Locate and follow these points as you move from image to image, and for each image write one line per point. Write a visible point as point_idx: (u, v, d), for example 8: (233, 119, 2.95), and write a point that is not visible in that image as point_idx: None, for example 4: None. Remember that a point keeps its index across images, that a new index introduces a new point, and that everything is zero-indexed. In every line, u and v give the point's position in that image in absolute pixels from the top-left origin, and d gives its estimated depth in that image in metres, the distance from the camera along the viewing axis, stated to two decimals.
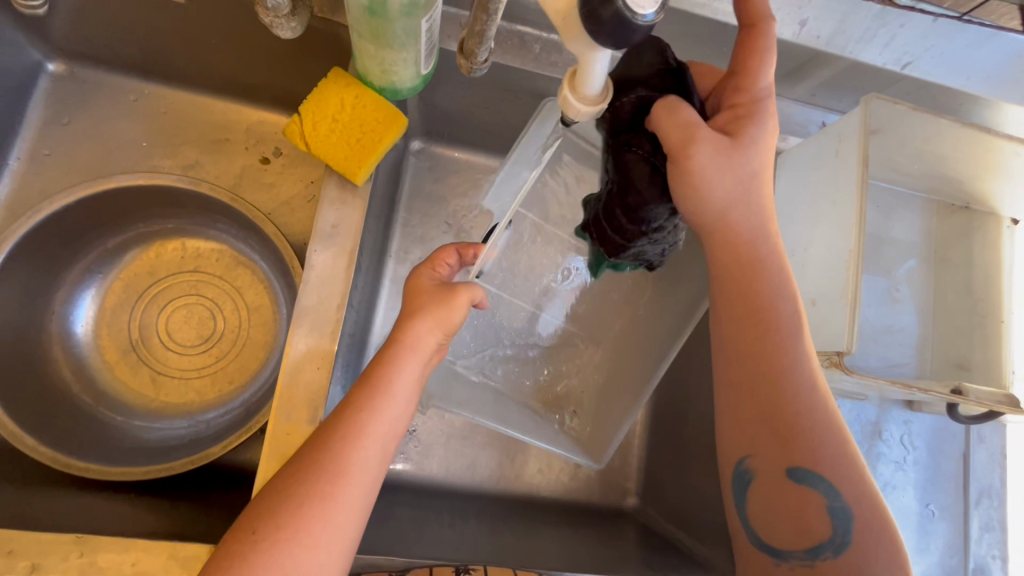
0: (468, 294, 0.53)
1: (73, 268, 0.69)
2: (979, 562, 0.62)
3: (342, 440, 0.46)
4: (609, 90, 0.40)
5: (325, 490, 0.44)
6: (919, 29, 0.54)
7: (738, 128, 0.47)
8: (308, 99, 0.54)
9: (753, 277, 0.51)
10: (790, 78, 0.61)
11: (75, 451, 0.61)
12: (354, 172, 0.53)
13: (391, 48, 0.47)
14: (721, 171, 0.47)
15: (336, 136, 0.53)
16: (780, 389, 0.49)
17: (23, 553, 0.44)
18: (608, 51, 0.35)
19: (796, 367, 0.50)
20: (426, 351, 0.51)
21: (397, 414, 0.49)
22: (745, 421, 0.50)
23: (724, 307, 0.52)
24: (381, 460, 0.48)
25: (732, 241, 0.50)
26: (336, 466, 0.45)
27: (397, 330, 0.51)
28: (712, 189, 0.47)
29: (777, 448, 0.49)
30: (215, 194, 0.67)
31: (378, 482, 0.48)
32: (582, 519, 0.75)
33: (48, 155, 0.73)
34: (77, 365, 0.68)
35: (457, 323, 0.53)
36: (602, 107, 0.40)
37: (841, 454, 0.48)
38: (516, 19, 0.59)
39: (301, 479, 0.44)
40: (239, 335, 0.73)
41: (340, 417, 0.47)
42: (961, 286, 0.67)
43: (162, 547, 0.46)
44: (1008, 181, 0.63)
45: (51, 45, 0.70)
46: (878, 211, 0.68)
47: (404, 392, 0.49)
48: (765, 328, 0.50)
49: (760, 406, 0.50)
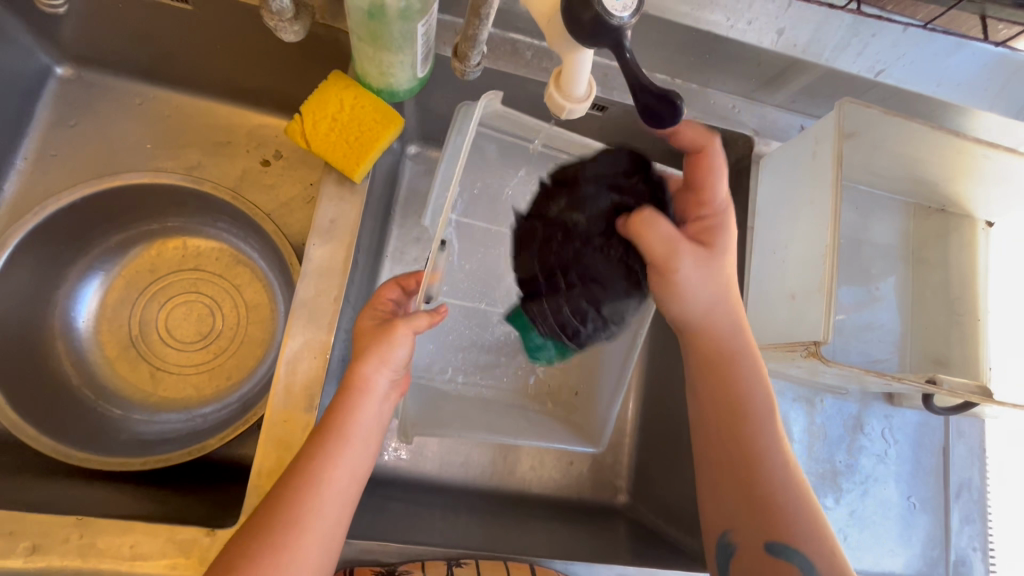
0: (404, 331, 0.52)
1: (77, 263, 0.70)
2: (960, 554, 0.64)
3: (299, 482, 0.48)
4: (593, 88, 0.42)
5: (280, 539, 0.46)
6: (891, 38, 0.58)
7: (708, 239, 0.55)
8: (309, 100, 0.56)
9: (729, 367, 0.56)
10: (771, 85, 0.64)
11: (74, 442, 0.62)
12: (353, 169, 0.55)
13: (389, 50, 0.49)
14: (700, 278, 0.54)
15: (335, 135, 0.55)
16: (756, 467, 0.53)
17: (24, 534, 0.45)
18: (589, 51, 0.37)
19: (770, 444, 0.54)
20: (379, 391, 0.53)
21: (355, 453, 0.51)
22: (725, 502, 0.53)
23: (705, 394, 0.57)
24: (340, 504, 0.49)
25: (706, 334, 0.56)
26: (291, 516, 0.47)
27: (348, 374, 0.52)
28: (696, 296, 0.55)
29: (753, 524, 0.51)
30: (217, 192, 0.69)
31: (339, 524, 0.49)
32: (573, 515, 0.76)
33: (54, 155, 0.75)
34: (78, 359, 0.69)
35: (403, 359, 0.53)
36: (587, 104, 0.42)
37: (816, 525, 0.50)
38: (509, 27, 0.61)
39: (259, 525, 0.46)
40: (237, 332, 0.75)
41: (294, 467, 0.49)
42: (939, 284, 0.69)
43: (161, 529, 0.47)
44: (979, 184, 0.65)
45: (61, 50, 0.72)
46: (858, 213, 0.70)
47: (360, 434, 0.51)
48: (740, 411, 0.55)
49: (731, 482, 0.54)
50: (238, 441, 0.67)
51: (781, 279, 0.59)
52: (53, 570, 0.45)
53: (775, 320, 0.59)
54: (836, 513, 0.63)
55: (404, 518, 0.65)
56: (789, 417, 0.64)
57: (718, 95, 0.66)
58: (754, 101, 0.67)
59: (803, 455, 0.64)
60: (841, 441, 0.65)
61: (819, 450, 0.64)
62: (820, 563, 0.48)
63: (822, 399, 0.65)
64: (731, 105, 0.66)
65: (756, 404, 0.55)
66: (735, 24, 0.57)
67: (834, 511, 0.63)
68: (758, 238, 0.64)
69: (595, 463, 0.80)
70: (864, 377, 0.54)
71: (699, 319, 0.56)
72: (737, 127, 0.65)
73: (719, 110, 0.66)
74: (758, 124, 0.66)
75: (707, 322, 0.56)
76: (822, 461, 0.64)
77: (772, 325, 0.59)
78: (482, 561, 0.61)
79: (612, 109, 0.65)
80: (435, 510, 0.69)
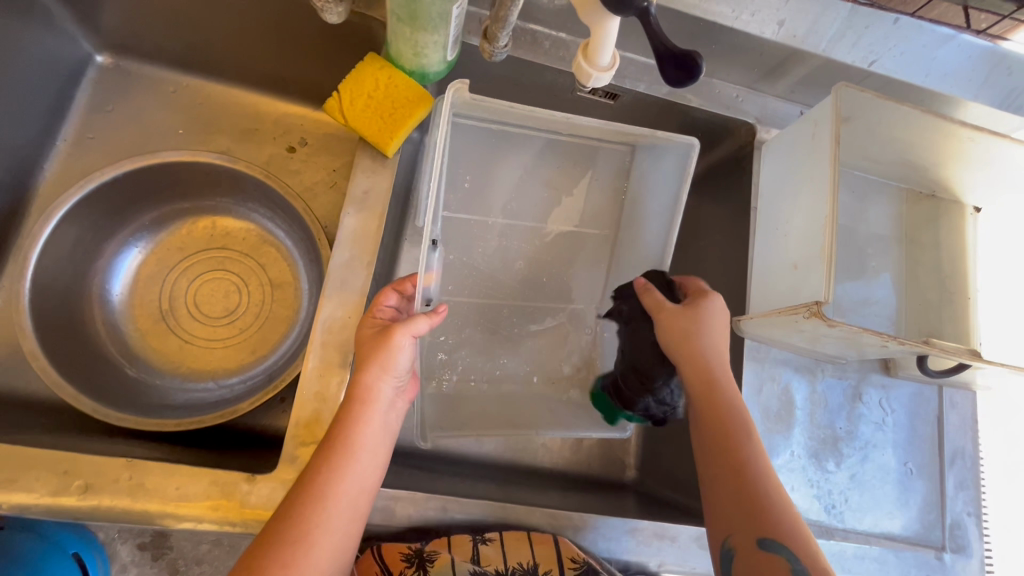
0: (402, 336, 0.53)
1: (115, 238, 0.74)
2: (955, 517, 0.66)
3: (309, 496, 0.49)
4: (616, 60, 0.50)
5: (291, 553, 0.47)
6: (882, 30, 0.62)
7: (695, 301, 0.61)
8: (347, 79, 0.61)
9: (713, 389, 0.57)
10: (772, 75, 0.69)
11: (112, 403, 0.65)
12: (386, 144, 0.59)
13: (426, 31, 0.54)
14: (677, 328, 0.60)
15: (370, 111, 0.60)
16: (744, 473, 0.54)
17: (78, 473, 0.49)
18: (616, 23, 0.45)
19: (754, 456, 0.55)
20: (383, 400, 0.54)
21: (363, 465, 0.52)
22: (717, 508, 0.54)
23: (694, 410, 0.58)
24: (350, 519, 0.51)
25: (689, 360, 0.59)
26: (298, 532, 0.48)
27: (351, 385, 0.53)
28: (686, 340, 0.59)
29: (743, 526, 0.52)
30: (250, 171, 0.73)
31: (349, 534, 0.50)
32: (583, 485, 0.78)
33: (92, 138, 0.79)
34: (113, 329, 0.73)
35: (404, 366, 0.55)
36: (611, 73, 0.50)
37: (800, 526, 0.51)
38: (529, 18, 0.65)
39: (271, 539, 0.47)
40: (262, 309, 0.78)
41: (303, 481, 0.50)
42: (931, 264, 0.74)
43: (205, 473, 0.51)
44: (966, 169, 0.70)
45: (101, 39, 0.77)
46: (855, 197, 0.74)
47: (367, 448, 0.52)
48: (726, 423, 0.56)
49: (720, 493, 0.54)
50: (263, 409, 0.70)
51: (785, 251, 0.63)
52: (103, 507, 0.49)
53: (780, 289, 0.63)
54: (838, 476, 0.66)
55: (424, 479, 0.68)
56: (792, 385, 0.68)
57: (723, 86, 0.71)
58: (756, 92, 0.72)
59: (805, 422, 0.67)
60: (841, 409, 0.69)
61: (820, 417, 0.68)
62: (811, 564, 0.48)
63: (822, 369, 0.69)
64: (734, 94, 0.71)
65: (741, 419, 0.56)
66: (739, 16, 0.62)
67: (836, 475, 0.66)
68: (762, 217, 0.68)
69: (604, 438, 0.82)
70: (864, 338, 0.57)
71: (681, 355, 0.60)
72: (738, 116, 0.70)
73: (724, 99, 0.71)
74: (760, 112, 0.71)
75: (688, 357, 0.59)
76: (823, 427, 0.67)
77: (777, 294, 0.63)
78: (505, 533, 0.59)
79: (624, 96, 0.69)
80: (452, 475, 0.71)
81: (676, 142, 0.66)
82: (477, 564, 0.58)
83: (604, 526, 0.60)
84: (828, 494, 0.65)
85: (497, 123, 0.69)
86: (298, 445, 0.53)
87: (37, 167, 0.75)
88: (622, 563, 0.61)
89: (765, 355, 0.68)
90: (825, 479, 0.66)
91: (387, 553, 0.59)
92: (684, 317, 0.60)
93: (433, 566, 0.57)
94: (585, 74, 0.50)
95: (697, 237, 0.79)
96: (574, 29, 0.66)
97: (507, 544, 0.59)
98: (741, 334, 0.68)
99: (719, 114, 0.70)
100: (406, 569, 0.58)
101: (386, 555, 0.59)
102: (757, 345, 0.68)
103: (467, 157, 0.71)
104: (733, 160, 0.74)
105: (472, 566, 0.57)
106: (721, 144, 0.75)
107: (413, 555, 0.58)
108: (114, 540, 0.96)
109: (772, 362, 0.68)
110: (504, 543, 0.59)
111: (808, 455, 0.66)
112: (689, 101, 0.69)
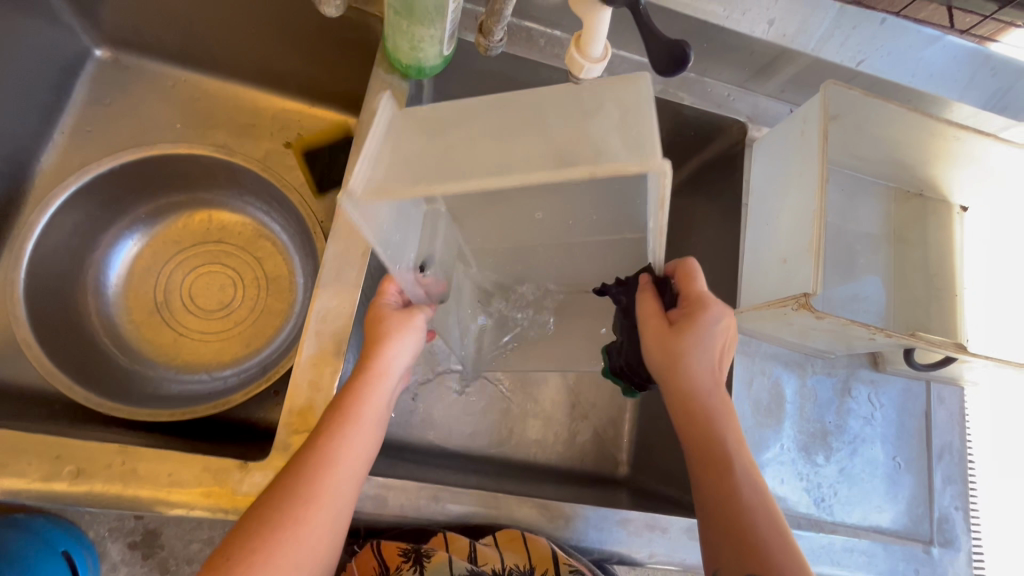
0: (422, 317, 0.60)
1: (112, 229, 0.75)
2: (943, 511, 0.67)
3: (320, 461, 0.50)
4: (608, 52, 0.53)
5: (296, 510, 0.48)
6: (869, 31, 0.64)
7: (692, 316, 0.57)
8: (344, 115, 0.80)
9: (705, 412, 0.56)
10: (762, 75, 0.70)
11: (104, 393, 0.66)
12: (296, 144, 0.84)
13: (421, 24, 0.55)
14: (665, 345, 0.58)
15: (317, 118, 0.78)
16: (733, 496, 0.52)
17: (70, 459, 0.50)
18: (608, 13, 0.47)
19: (745, 481, 0.53)
20: (393, 373, 0.58)
21: (364, 437, 0.53)
22: (707, 527, 0.53)
23: (680, 428, 0.58)
24: (351, 484, 0.51)
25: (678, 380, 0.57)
26: (309, 491, 0.49)
27: (367, 361, 0.57)
28: (676, 360, 0.57)
29: (733, 550, 0.50)
30: (247, 164, 0.73)
31: (350, 503, 0.51)
32: (576, 480, 0.77)
33: (90, 131, 0.79)
34: (107, 321, 0.73)
35: (414, 345, 0.60)
36: (602, 65, 0.53)
37: (790, 557, 0.49)
38: (524, 16, 0.67)
39: (269, 506, 0.48)
40: (256, 301, 0.78)
41: (308, 446, 0.51)
42: (920, 262, 0.74)
43: (197, 460, 0.51)
44: (954, 167, 0.71)
45: (101, 34, 0.77)
46: (844, 195, 0.76)
47: (368, 420, 0.54)
48: (711, 442, 0.55)
49: (709, 517, 0.53)
50: (256, 402, 0.70)
51: (775, 246, 0.63)
52: (95, 493, 0.49)
53: (769, 283, 0.64)
54: (827, 470, 0.67)
55: (418, 470, 0.68)
56: (782, 379, 0.69)
57: (715, 85, 0.72)
58: (747, 91, 0.73)
59: (795, 416, 0.68)
60: (831, 404, 0.69)
61: (810, 411, 0.68)
62: None
63: (812, 363, 0.70)
64: (726, 93, 0.72)
65: (728, 438, 0.55)
66: (730, 15, 0.63)
67: (825, 468, 0.67)
68: (753, 214, 0.69)
69: (597, 434, 0.81)
70: (853, 330, 0.58)
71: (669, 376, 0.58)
72: (729, 114, 0.71)
73: (716, 97, 0.72)
74: (751, 111, 0.72)
75: (678, 380, 0.57)
76: (812, 421, 0.68)
77: (768, 288, 0.64)
78: (499, 535, 0.63)
79: None
80: (444, 469, 0.71)
81: (647, 149, 0.42)
82: (474, 562, 0.62)
83: (596, 518, 0.60)
84: (817, 487, 0.66)
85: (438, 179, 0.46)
86: (290, 433, 0.54)
87: (35, 159, 0.76)
88: (605, 553, 0.61)
89: (755, 349, 0.69)
90: (814, 473, 0.66)
91: (386, 550, 0.64)
92: (675, 338, 0.57)
93: (429, 562, 0.61)
94: (577, 65, 0.53)
95: (690, 234, 0.80)
96: (568, 27, 0.67)
97: (502, 545, 0.63)
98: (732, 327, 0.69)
99: (711, 112, 0.71)
100: (402, 564, 0.63)
101: (384, 552, 0.64)
102: (748, 339, 0.69)
103: (411, 138, 0.51)
104: (724, 158, 0.75)
105: (469, 564, 0.61)
106: (713, 143, 0.76)
107: (409, 551, 0.63)
108: (105, 538, 0.95)
109: (762, 356, 0.69)
110: (500, 544, 0.63)
111: (797, 448, 0.67)
112: (681, 99, 0.71)
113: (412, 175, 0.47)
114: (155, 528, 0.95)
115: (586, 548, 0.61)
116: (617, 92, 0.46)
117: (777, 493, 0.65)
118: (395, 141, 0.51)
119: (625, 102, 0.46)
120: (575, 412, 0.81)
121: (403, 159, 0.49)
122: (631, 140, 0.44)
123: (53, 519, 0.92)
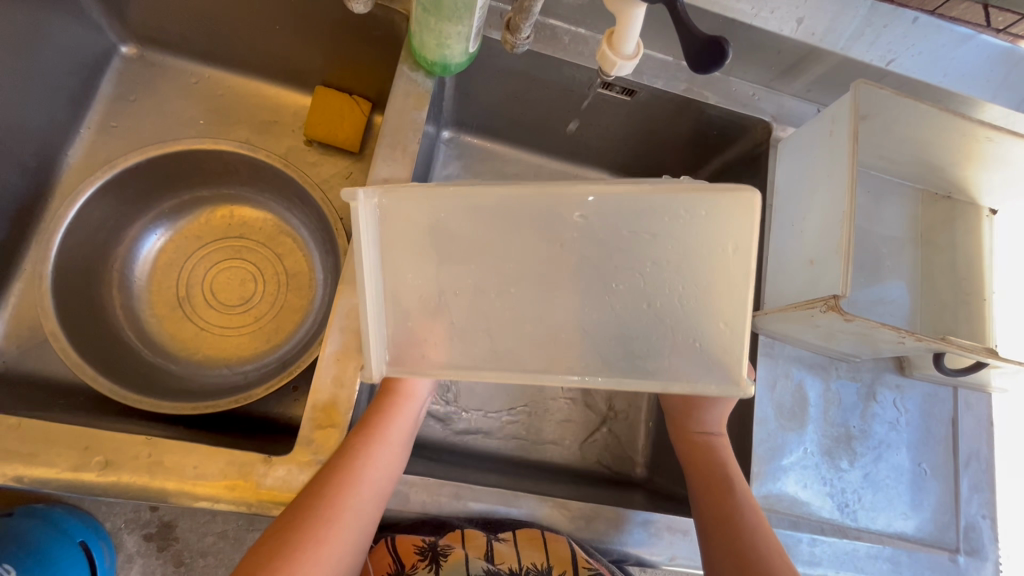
0: None
1: (137, 223, 0.76)
2: (970, 520, 0.66)
3: (346, 476, 0.51)
4: (640, 49, 0.52)
5: (320, 525, 0.49)
6: (901, 30, 0.64)
7: None
8: (335, 113, 0.79)
9: (706, 446, 0.62)
10: (789, 74, 0.69)
11: (128, 384, 0.67)
12: (309, 126, 0.80)
13: (450, 20, 0.55)
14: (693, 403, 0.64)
15: (326, 116, 0.79)
16: (735, 515, 0.56)
17: (97, 449, 0.50)
18: (643, 8, 0.46)
19: (744, 503, 0.57)
20: (419, 401, 0.60)
21: (390, 456, 0.54)
22: (712, 547, 0.56)
23: (685, 460, 0.63)
24: (375, 504, 0.52)
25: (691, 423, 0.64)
26: (334, 511, 0.50)
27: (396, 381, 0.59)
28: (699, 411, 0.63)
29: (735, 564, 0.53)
30: (269, 160, 0.74)
31: (373, 518, 0.52)
32: (594, 481, 0.76)
33: (115, 126, 0.80)
34: (131, 314, 0.74)
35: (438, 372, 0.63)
36: (634, 62, 0.52)
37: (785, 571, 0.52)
38: (549, 14, 0.67)
39: (296, 520, 0.48)
40: (276, 298, 0.79)
41: (335, 462, 0.52)
42: (948, 265, 0.73)
43: (222, 453, 0.52)
44: (985, 169, 0.69)
45: (128, 30, 0.78)
46: (870, 196, 0.75)
47: (396, 442, 0.55)
48: (716, 469, 0.60)
49: (711, 538, 0.56)
50: (275, 397, 0.70)
51: (801, 247, 0.62)
52: (121, 483, 0.50)
53: (796, 282, 0.63)
54: (851, 475, 0.66)
55: (437, 467, 0.68)
56: (805, 382, 0.68)
57: (740, 84, 0.71)
58: (772, 90, 0.72)
59: (819, 419, 0.67)
60: (855, 408, 0.68)
61: (833, 415, 0.67)
62: None
63: (836, 366, 0.69)
64: (752, 93, 0.71)
65: (729, 464, 0.60)
66: (758, 13, 0.63)
67: (849, 473, 0.66)
68: (778, 213, 0.68)
69: (615, 435, 0.81)
70: (885, 333, 0.56)
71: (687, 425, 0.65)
72: (755, 113, 0.70)
73: (740, 96, 0.71)
74: (777, 110, 0.71)
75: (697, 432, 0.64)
76: (836, 425, 0.67)
77: (794, 288, 0.63)
78: (518, 533, 0.64)
79: (640, 92, 0.69)
80: (463, 467, 0.71)
81: (735, 371, 0.45)
82: (492, 561, 0.62)
83: (616, 519, 0.60)
84: (840, 493, 0.65)
85: (497, 361, 0.48)
86: (314, 428, 0.53)
87: (61, 153, 0.77)
88: (624, 555, 0.61)
89: (778, 351, 0.68)
90: (837, 478, 0.65)
91: (402, 545, 0.64)
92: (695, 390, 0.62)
93: (446, 561, 0.61)
94: (609, 63, 0.52)
95: None
96: (593, 25, 0.67)
97: (520, 543, 0.63)
98: (756, 329, 0.68)
99: (736, 111, 0.70)
100: (419, 562, 0.62)
101: (399, 548, 0.63)
102: (771, 340, 0.68)
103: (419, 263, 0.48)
104: (749, 157, 0.74)
105: (487, 564, 0.61)
106: (737, 143, 0.75)
107: (427, 548, 0.62)
108: (121, 529, 0.96)
109: (785, 358, 0.68)
110: (517, 542, 0.63)
111: (821, 452, 0.66)
112: (706, 98, 0.69)
113: (433, 330, 0.49)
114: (170, 521, 0.96)
115: (606, 549, 0.61)
116: (715, 260, 0.45)
117: (799, 498, 0.64)
118: (394, 268, 0.48)
119: (718, 282, 0.46)
120: (594, 412, 0.81)
121: (409, 300, 0.49)
122: (720, 342, 0.46)
123: (71, 510, 0.93)
